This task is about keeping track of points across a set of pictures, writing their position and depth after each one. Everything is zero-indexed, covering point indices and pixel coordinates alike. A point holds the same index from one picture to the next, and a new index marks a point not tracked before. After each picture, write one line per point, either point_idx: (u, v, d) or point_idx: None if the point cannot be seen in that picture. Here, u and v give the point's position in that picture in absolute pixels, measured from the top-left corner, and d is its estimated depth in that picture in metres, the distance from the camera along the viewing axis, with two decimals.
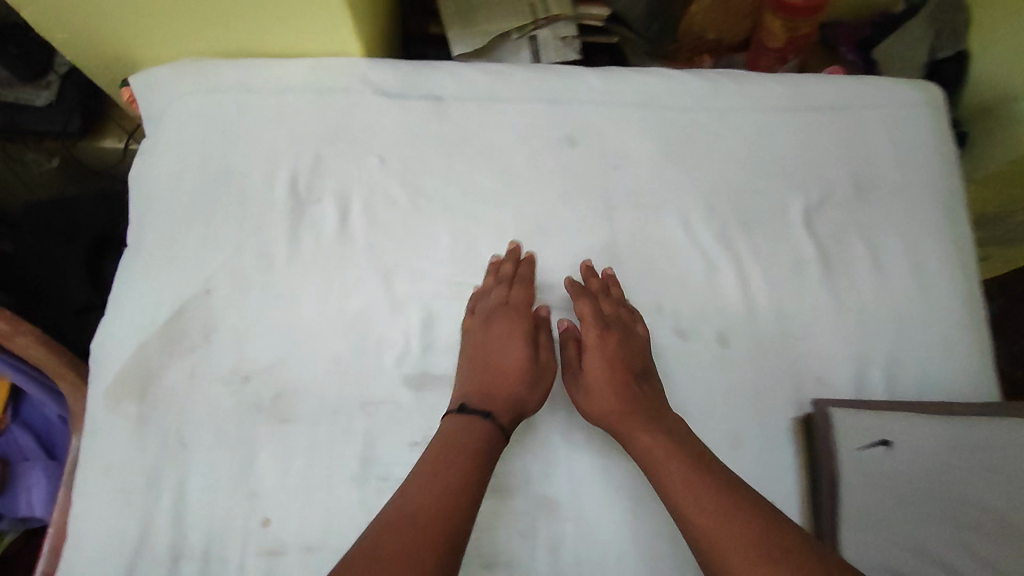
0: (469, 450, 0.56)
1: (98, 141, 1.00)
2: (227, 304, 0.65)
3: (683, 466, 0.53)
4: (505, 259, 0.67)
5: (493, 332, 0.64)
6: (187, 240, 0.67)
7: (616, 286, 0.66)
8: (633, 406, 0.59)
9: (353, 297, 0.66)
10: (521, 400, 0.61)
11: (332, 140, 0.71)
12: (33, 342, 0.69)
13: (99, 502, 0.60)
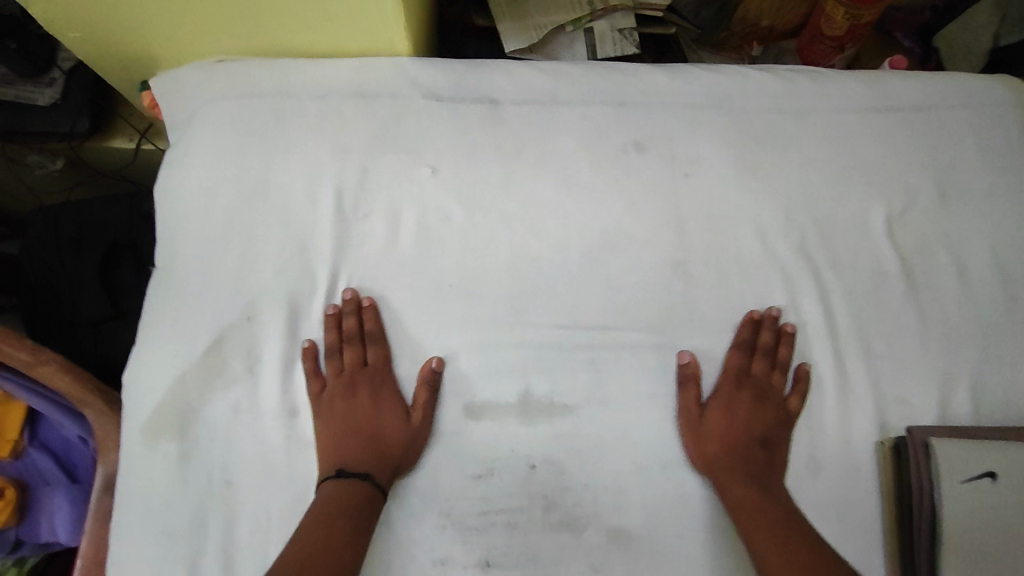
0: (356, 513, 0.54)
1: (108, 141, 0.93)
2: (272, 329, 0.60)
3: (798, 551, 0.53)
4: (766, 324, 0.62)
5: (355, 403, 0.60)
6: (226, 259, 0.62)
7: (785, 346, 0.62)
8: (747, 480, 0.58)
9: (407, 320, 0.62)
10: (404, 461, 0.58)
11: (379, 149, 0.66)
12: (57, 371, 0.64)
13: (141, 546, 0.56)
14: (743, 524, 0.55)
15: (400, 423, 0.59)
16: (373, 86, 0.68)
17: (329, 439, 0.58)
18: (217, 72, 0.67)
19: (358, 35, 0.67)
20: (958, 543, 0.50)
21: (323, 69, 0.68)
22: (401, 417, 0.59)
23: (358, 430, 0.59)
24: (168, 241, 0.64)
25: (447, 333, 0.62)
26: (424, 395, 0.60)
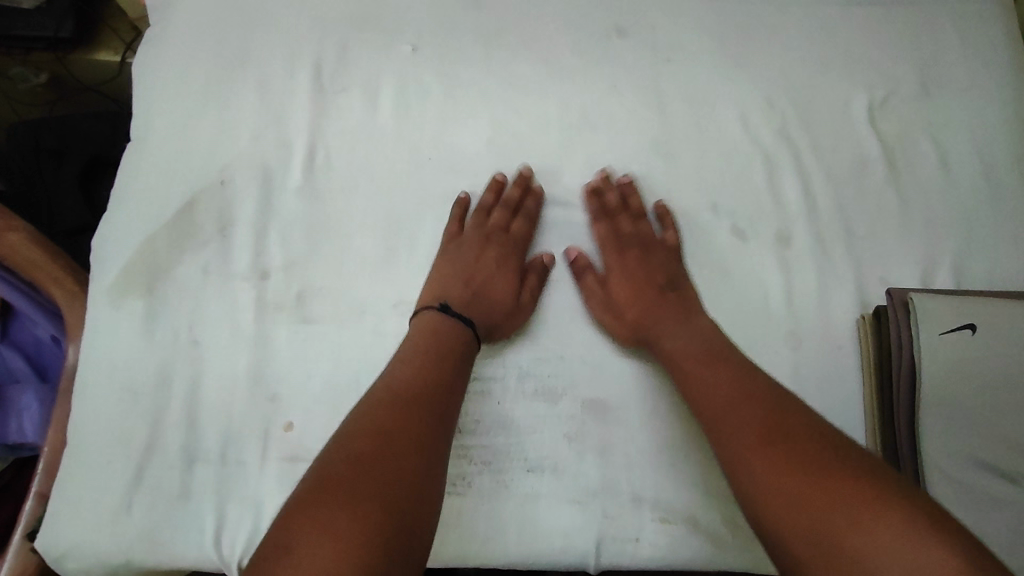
0: (450, 350, 0.52)
1: (94, 53, 0.93)
2: (245, 193, 0.59)
3: (755, 407, 0.47)
4: (604, 186, 0.61)
5: (481, 256, 0.59)
6: (202, 127, 0.61)
7: (633, 194, 0.61)
8: (675, 333, 0.55)
9: (381, 191, 0.60)
10: (504, 322, 0.57)
11: (359, 29, 0.65)
12: (25, 242, 0.65)
13: (101, 405, 0.54)
14: (700, 402, 0.50)
15: (513, 297, 0.58)
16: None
17: (440, 279, 0.57)
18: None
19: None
20: (937, 392, 0.50)
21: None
22: (514, 291, 0.58)
23: (481, 294, 0.57)
24: (142, 113, 0.63)
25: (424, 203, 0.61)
26: (533, 278, 0.59)
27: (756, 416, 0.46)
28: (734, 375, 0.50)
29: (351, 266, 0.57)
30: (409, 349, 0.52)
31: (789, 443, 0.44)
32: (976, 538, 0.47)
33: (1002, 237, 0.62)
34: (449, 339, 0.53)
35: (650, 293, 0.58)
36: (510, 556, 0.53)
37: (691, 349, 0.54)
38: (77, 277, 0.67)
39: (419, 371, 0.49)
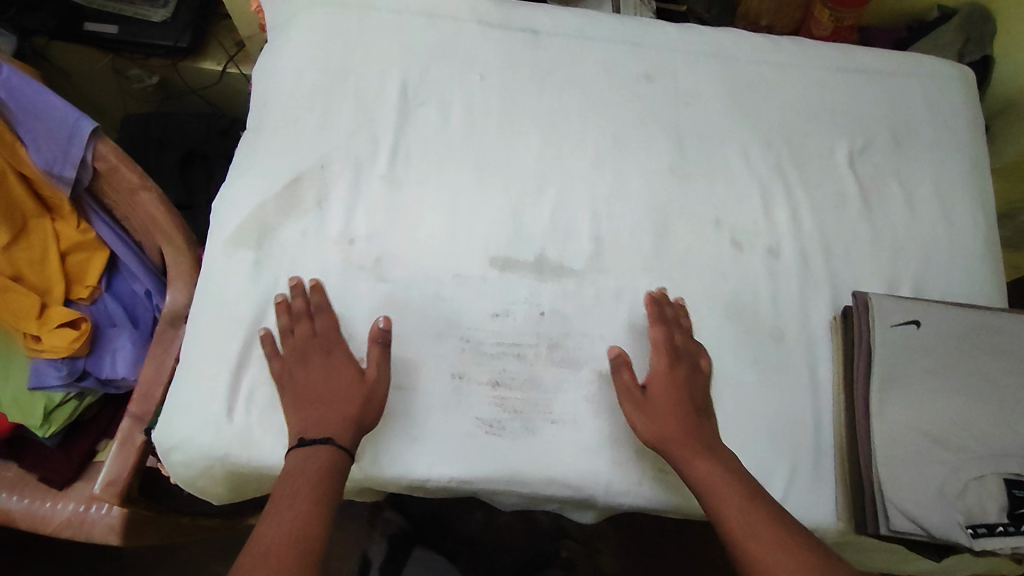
0: (317, 481, 0.55)
1: (200, 63, 1.11)
2: (340, 177, 0.73)
3: (765, 519, 0.55)
4: (665, 303, 0.68)
5: (311, 369, 0.62)
6: (307, 123, 0.76)
7: (686, 316, 0.69)
8: (704, 455, 0.59)
9: (445, 186, 0.74)
10: (366, 414, 0.60)
11: (438, 58, 0.80)
12: (153, 201, 0.79)
13: (213, 328, 0.67)
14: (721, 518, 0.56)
15: (357, 380, 0.61)
16: (444, 8, 0.83)
17: (291, 421, 0.60)
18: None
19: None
20: (886, 371, 0.63)
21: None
22: (353, 379, 0.61)
23: (318, 408, 0.60)
24: (258, 109, 0.78)
25: (479, 201, 0.74)
26: (339, 352, 0.63)
27: (780, 533, 0.54)
28: (750, 495, 0.57)
29: (418, 241, 0.71)
30: (297, 491, 0.54)
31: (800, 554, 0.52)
32: (908, 486, 0.59)
33: (955, 268, 0.75)
34: (315, 466, 0.56)
35: (691, 421, 0.61)
36: (536, 485, 0.62)
37: (721, 474, 0.58)
38: (185, 237, 0.81)
39: (293, 496, 0.54)
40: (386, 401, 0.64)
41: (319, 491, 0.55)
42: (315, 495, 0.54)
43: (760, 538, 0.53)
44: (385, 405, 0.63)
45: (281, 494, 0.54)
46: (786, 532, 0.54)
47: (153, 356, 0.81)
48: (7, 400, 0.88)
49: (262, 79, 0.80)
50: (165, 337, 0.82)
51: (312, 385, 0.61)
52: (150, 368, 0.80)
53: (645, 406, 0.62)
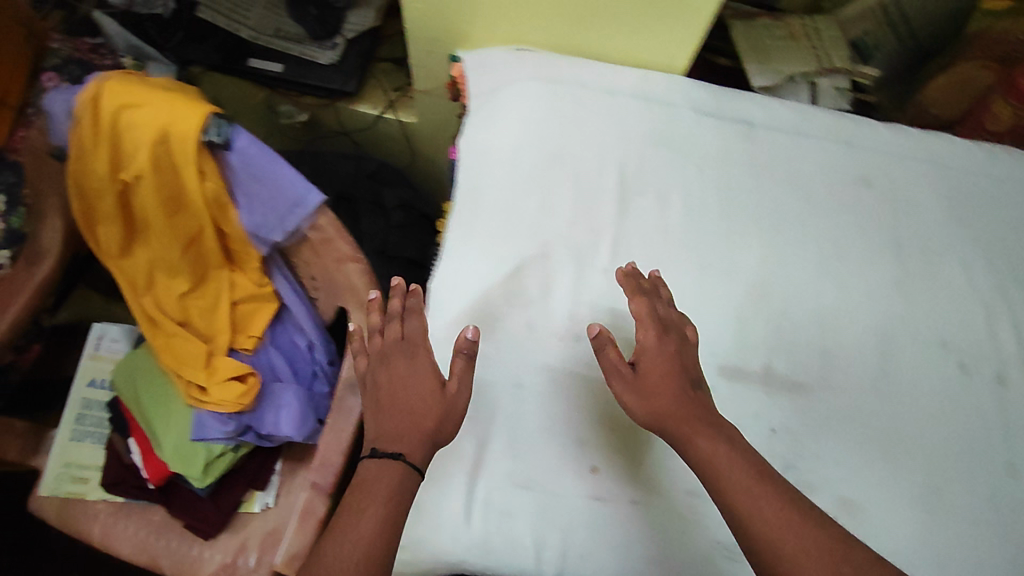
0: (384, 509, 0.54)
1: (356, 105, 1.08)
2: (562, 267, 0.72)
3: (787, 507, 0.51)
4: (630, 277, 0.65)
5: (396, 372, 0.61)
6: (526, 207, 0.75)
7: (663, 286, 0.66)
8: (710, 434, 0.54)
9: (667, 283, 0.72)
10: (438, 431, 0.58)
11: (655, 145, 0.78)
12: (360, 273, 0.78)
13: None
14: (738, 506, 0.51)
15: (435, 394, 0.59)
16: (656, 92, 0.80)
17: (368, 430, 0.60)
18: (527, 58, 0.82)
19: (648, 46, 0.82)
20: None
21: (613, 70, 0.81)
22: (428, 393, 0.59)
23: (391, 417, 0.58)
24: (472, 185, 0.77)
25: (702, 302, 0.72)
26: (421, 357, 0.61)
27: (796, 515, 0.50)
28: (781, 499, 0.51)
29: None
30: (362, 519, 0.53)
31: (829, 545, 0.49)
32: None
33: None
34: (386, 484, 0.55)
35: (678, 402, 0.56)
36: None
37: (719, 454, 0.53)
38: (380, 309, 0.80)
39: (366, 505, 0.54)
40: (624, 514, 0.63)
41: (390, 506, 0.54)
42: (377, 520, 0.53)
43: (789, 527, 0.49)
44: (624, 518, 0.63)
45: (349, 523, 0.53)
46: (792, 512, 0.50)
47: (337, 428, 0.83)
48: (168, 450, 0.90)
49: (473, 152, 0.79)
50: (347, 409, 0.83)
51: (389, 394, 0.60)
52: (336, 442, 0.82)
53: (639, 388, 0.57)
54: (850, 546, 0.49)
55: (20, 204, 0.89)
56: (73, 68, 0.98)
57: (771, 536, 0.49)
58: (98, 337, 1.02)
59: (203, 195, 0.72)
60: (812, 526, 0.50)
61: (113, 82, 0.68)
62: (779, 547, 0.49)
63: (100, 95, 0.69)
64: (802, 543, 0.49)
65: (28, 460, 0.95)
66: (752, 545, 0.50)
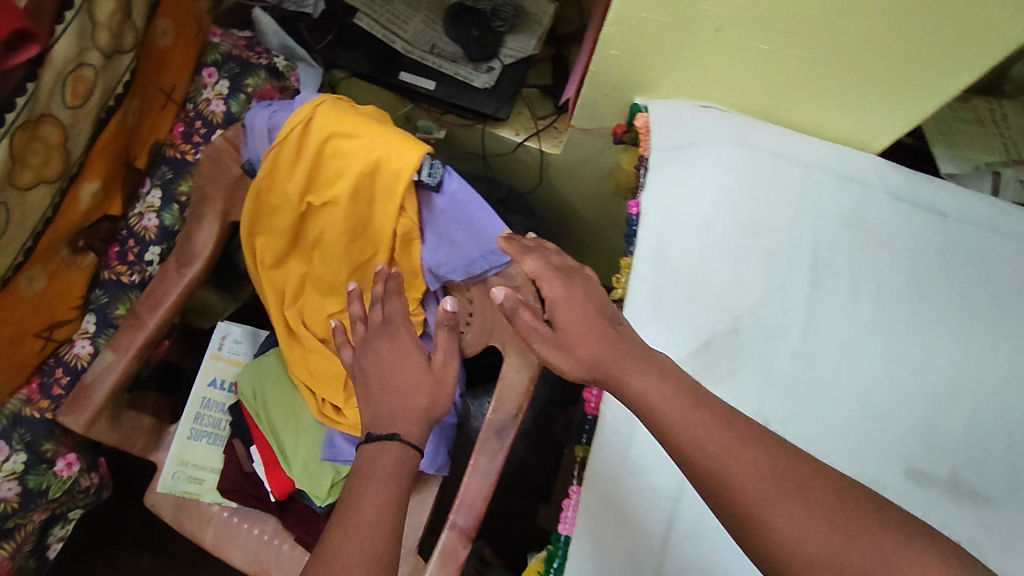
0: (395, 481, 0.61)
1: (497, 129, 1.06)
2: (752, 346, 0.73)
3: (730, 430, 0.53)
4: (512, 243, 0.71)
5: (381, 351, 0.71)
6: (718, 279, 0.74)
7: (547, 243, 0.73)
8: (647, 371, 0.58)
9: (851, 373, 0.72)
10: (433, 405, 0.68)
11: (848, 228, 0.77)
12: None
13: (628, 494, 0.69)
14: (699, 440, 0.53)
15: (424, 371, 0.70)
16: (853, 171, 0.80)
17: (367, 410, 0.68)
18: (718, 117, 0.81)
19: (855, 121, 0.79)
20: None
21: (811, 143, 0.80)
22: (422, 370, 0.69)
23: (390, 397, 0.67)
24: (659, 248, 0.77)
25: (891, 399, 0.71)
26: (404, 335, 0.71)
27: (733, 434, 0.52)
28: (722, 420, 0.53)
29: (828, 433, 0.70)
30: (367, 491, 0.60)
31: (769, 463, 0.51)
32: None
33: None
34: (388, 460, 0.62)
35: (593, 350, 0.61)
36: None
37: (656, 390, 0.56)
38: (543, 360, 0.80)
39: (374, 487, 0.60)
40: None
41: (393, 482, 0.61)
42: (390, 492, 0.61)
43: (706, 444, 0.52)
44: None
45: (360, 492, 0.60)
46: (749, 441, 0.52)
47: (479, 469, 0.82)
48: (297, 465, 0.90)
49: (660, 211, 0.78)
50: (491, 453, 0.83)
51: (386, 376, 0.69)
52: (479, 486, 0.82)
53: (559, 341, 0.63)
54: (806, 465, 0.51)
55: (174, 202, 0.89)
56: (232, 66, 0.95)
57: (697, 455, 0.52)
58: (221, 338, 1.01)
59: (394, 230, 0.73)
60: (747, 447, 0.52)
61: (332, 105, 0.69)
62: (720, 473, 0.51)
63: (314, 117, 0.69)
64: (756, 468, 0.50)
65: (149, 454, 0.95)
66: (699, 474, 0.52)
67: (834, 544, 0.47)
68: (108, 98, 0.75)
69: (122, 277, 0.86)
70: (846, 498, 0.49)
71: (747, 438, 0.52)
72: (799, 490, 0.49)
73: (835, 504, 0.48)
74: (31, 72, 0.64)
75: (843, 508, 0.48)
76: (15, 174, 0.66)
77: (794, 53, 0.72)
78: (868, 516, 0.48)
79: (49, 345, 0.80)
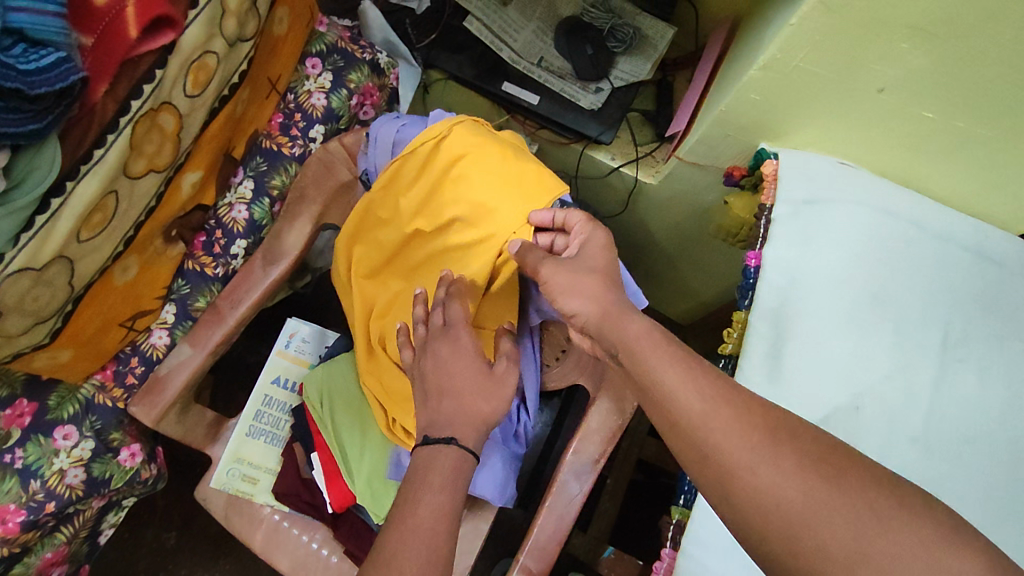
0: (450, 486, 0.59)
1: (593, 152, 1.01)
2: (874, 428, 0.69)
3: (712, 388, 0.51)
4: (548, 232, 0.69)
5: (446, 351, 0.67)
6: (840, 350, 0.71)
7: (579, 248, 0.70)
8: (642, 318, 0.57)
9: (977, 470, 0.67)
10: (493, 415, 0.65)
11: (984, 311, 0.72)
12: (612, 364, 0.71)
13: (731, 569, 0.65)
14: (669, 395, 0.51)
15: (488, 377, 0.66)
16: (989, 249, 0.76)
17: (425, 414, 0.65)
18: (856, 177, 0.78)
19: (1005, 205, 0.76)
20: None
21: (951, 216, 0.77)
22: (483, 372, 0.66)
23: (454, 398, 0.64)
24: (780, 307, 0.74)
25: (1015, 500, 0.66)
26: (466, 338, 0.67)
27: (722, 391, 0.50)
28: (692, 372, 0.52)
29: None
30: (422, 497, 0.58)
31: (753, 418, 0.48)
32: None
33: None
34: (444, 467, 0.60)
35: (589, 303, 0.60)
36: None
37: (646, 335, 0.56)
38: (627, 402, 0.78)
39: (425, 495, 0.58)
40: None
41: (446, 490, 0.59)
42: (446, 501, 0.58)
43: (691, 395, 0.51)
44: None
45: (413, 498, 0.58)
46: (727, 392, 0.50)
47: (552, 511, 0.79)
48: (361, 479, 0.85)
49: (783, 269, 0.76)
50: (567, 493, 0.79)
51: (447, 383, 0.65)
52: (552, 528, 0.78)
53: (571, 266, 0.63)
54: (782, 420, 0.48)
55: (265, 195, 0.84)
56: (336, 59, 0.91)
57: (674, 399, 0.51)
58: (290, 334, 0.97)
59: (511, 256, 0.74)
60: (726, 400, 0.50)
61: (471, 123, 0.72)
62: (683, 417, 0.50)
63: (451, 134, 0.72)
64: (743, 428, 0.48)
65: (206, 447, 0.90)
66: (670, 419, 0.51)
67: (819, 501, 0.44)
68: (223, 88, 0.71)
69: (206, 268, 0.81)
70: (835, 457, 0.46)
71: (738, 394, 0.50)
72: (789, 452, 0.46)
73: (820, 459, 0.46)
74: (162, 60, 0.60)
75: (831, 465, 0.45)
76: (131, 163, 0.62)
77: (958, 125, 0.69)
78: (851, 469, 0.45)
79: (130, 334, 0.75)
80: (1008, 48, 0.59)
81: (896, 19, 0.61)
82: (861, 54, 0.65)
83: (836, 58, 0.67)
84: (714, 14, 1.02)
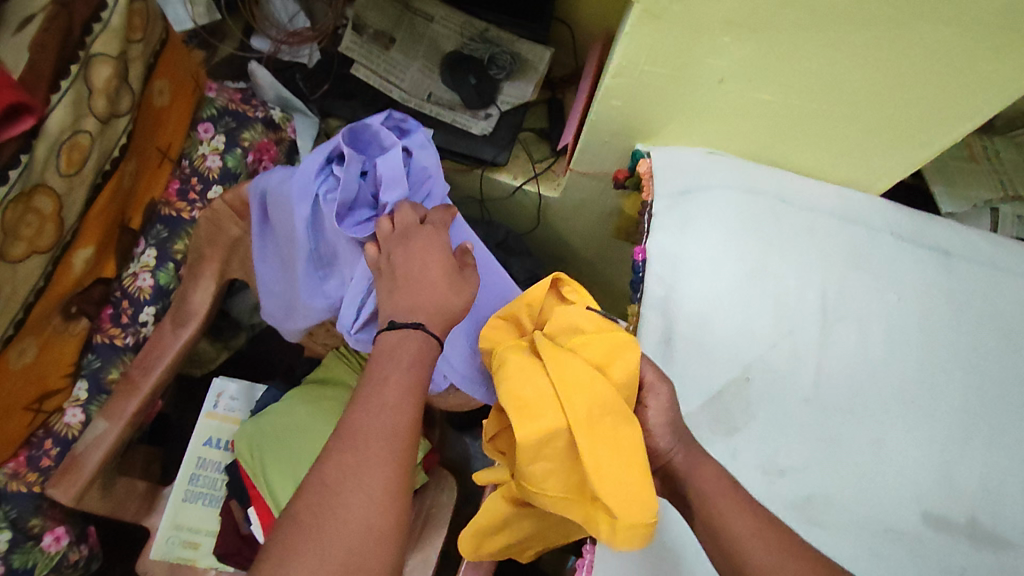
0: (413, 364, 0.55)
1: (494, 175, 1.05)
2: (766, 397, 0.73)
3: (770, 532, 0.54)
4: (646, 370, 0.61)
5: (527, 374, 0.54)
6: (724, 326, 0.75)
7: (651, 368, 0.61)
8: (710, 465, 0.58)
9: (859, 418, 0.71)
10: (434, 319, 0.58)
11: (854, 267, 0.77)
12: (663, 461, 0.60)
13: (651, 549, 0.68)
14: (736, 543, 0.54)
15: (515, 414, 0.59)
16: (854, 212, 0.81)
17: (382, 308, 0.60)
18: (723, 163, 0.83)
19: (853, 165, 0.83)
20: None
21: (811, 185, 0.82)
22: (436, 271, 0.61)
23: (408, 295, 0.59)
24: (668, 294, 0.77)
25: (905, 441, 0.70)
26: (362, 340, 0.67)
27: (778, 535, 0.54)
28: (755, 523, 0.54)
29: (846, 482, 0.70)
30: (361, 465, 0.49)
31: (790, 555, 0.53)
32: None
33: None
34: (412, 345, 0.56)
35: (673, 448, 0.59)
36: None
37: (720, 480, 0.57)
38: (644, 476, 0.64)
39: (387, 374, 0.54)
40: None
41: (418, 369, 0.55)
42: (417, 374, 0.55)
43: (759, 548, 0.53)
44: None
45: (350, 467, 0.49)
46: (786, 542, 0.54)
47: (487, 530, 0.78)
48: None
49: (668, 257, 0.78)
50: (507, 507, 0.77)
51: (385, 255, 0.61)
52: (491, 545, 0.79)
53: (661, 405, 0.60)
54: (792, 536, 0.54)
55: (169, 260, 0.86)
56: (227, 120, 0.93)
57: (747, 551, 0.53)
58: (217, 395, 0.97)
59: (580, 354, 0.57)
60: (788, 549, 0.53)
61: (591, 315, 0.60)
62: (749, 562, 0.53)
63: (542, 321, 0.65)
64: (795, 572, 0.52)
65: (142, 518, 0.90)
66: (731, 561, 0.54)
67: None
68: (104, 163, 0.74)
69: (115, 340, 0.82)
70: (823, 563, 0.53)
71: (771, 520, 0.55)
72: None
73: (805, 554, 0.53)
74: (25, 145, 0.63)
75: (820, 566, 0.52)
76: (7, 248, 0.64)
77: (795, 103, 0.75)
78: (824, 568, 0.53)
79: (38, 417, 0.76)
80: (810, 28, 0.65)
81: (711, 15, 0.66)
82: (692, 52, 0.71)
83: (672, 57, 0.72)
84: (586, 29, 1.08)
